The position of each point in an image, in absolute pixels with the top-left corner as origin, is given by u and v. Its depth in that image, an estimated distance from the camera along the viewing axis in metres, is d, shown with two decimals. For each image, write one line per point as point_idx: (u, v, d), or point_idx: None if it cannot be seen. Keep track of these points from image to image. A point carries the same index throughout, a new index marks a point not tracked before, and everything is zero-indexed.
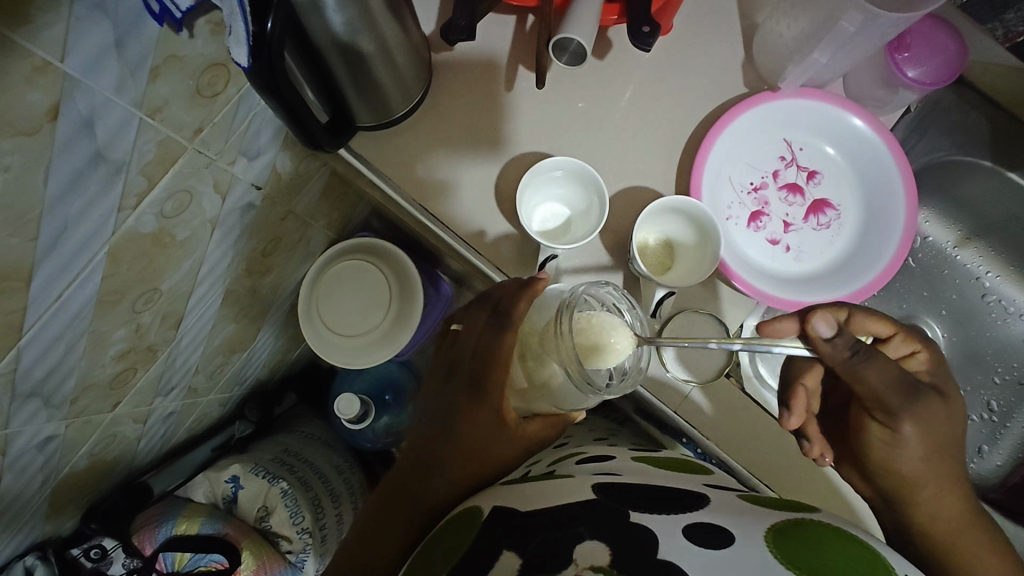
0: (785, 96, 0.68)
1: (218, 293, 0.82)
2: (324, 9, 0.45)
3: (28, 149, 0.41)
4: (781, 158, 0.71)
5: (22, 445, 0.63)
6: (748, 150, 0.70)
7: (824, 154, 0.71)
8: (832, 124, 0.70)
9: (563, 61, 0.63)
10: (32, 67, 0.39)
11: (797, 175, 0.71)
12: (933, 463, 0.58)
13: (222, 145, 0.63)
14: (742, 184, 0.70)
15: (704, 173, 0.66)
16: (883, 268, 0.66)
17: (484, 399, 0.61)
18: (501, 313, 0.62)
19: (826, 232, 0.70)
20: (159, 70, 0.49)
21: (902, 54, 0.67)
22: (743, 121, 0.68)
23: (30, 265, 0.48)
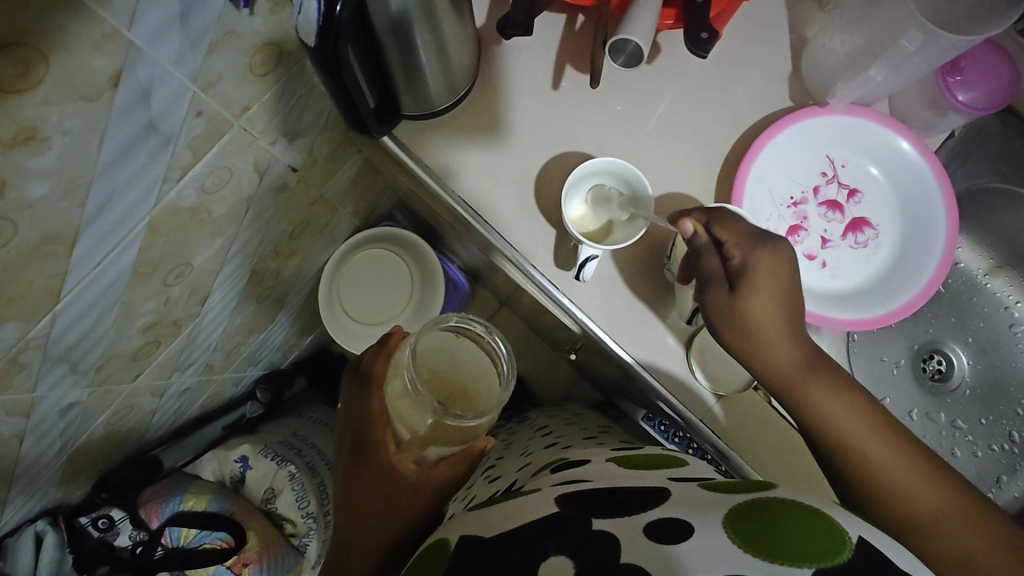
0: (832, 113, 0.68)
1: (243, 273, 0.82)
2: None
3: (86, 114, 0.42)
4: (823, 174, 0.70)
5: (46, 409, 0.64)
6: (791, 165, 0.69)
7: (866, 172, 0.70)
8: (877, 144, 0.69)
9: (618, 62, 0.62)
10: (102, 33, 0.39)
11: (838, 193, 0.70)
12: (748, 335, 0.58)
13: (265, 124, 0.63)
14: (782, 198, 0.69)
15: (746, 185, 0.66)
16: (918, 293, 0.66)
17: (373, 462, 0.61)
18: (362, 373, 0.65)
19: (863, 251, 0.69)
20: (218, 45, 0.49)
21: (955, 77, 0.67)
22: (788, 135, 0.68)
23: (74, 230, 0.48)
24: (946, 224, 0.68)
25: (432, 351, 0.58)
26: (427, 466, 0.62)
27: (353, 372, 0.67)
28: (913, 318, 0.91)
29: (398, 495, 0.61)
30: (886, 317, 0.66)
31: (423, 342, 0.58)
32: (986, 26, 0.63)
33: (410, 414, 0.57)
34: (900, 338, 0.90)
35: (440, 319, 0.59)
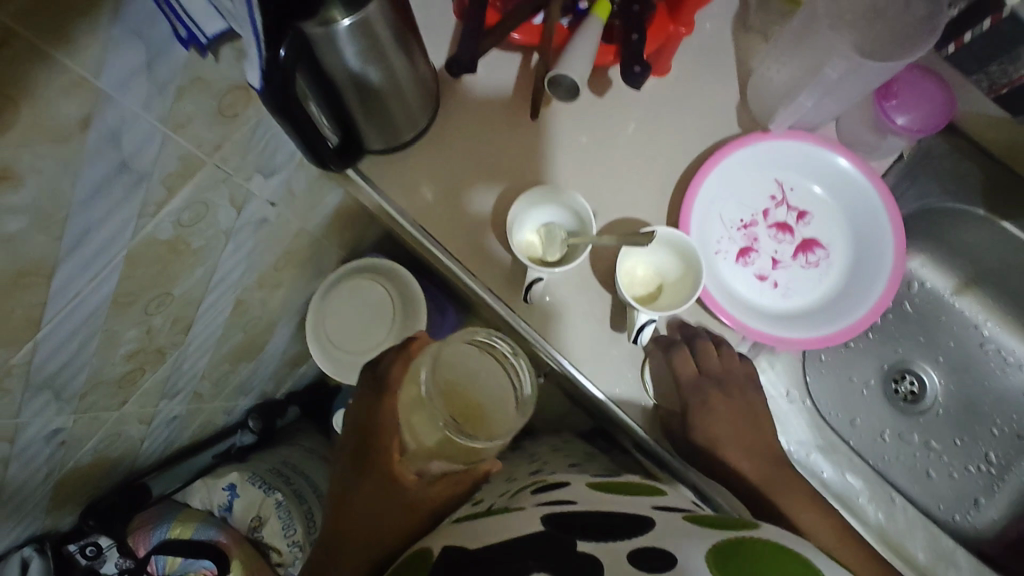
0: (774, 139, 0.70)
1: (228, 303, 0.85)
2: (339, 42, 0.48)
3: (61, 155, 0.46)
4: (772, 198, 0.71)
5: (32, 434, 0.67)
6: (740, 188, 0.71)
7: (813, 194, 0.72)
8: (821, 166, 0.71)
9: (558, 97, 0.59)
10: (71, 82, 0.43)
11: (787, 215, 0.71)
12: (720, 427, 0.67)
13: (239, 162, 0.66)
14: (732, 221, 0.71)
15: (694, 208, 0.68)
16: (869, 308, 0.67)
17: (374, 471, 0.60)
18: (378, 374, 0.64)
19: (814, 271, 0.70)
20: (186, 90, 0.53)
21: (891, 101, 0.68)
22: (733, 161, 0.70)
23: (53, 262, 0.52)
24: (895, 239, 0.68)
25: (455, 361, 0.58)
26: (429, 478, 0.59)
27: (366, 372, 0.66)
28: (882, 336, 0.91)
29: (391, 511, 0.58)
30: (838, 334, 0.67)
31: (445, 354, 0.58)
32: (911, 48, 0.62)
33: (424, 427, 0.58)
34: (870, 360, 0.90)
35: (467, 334, 0.60)
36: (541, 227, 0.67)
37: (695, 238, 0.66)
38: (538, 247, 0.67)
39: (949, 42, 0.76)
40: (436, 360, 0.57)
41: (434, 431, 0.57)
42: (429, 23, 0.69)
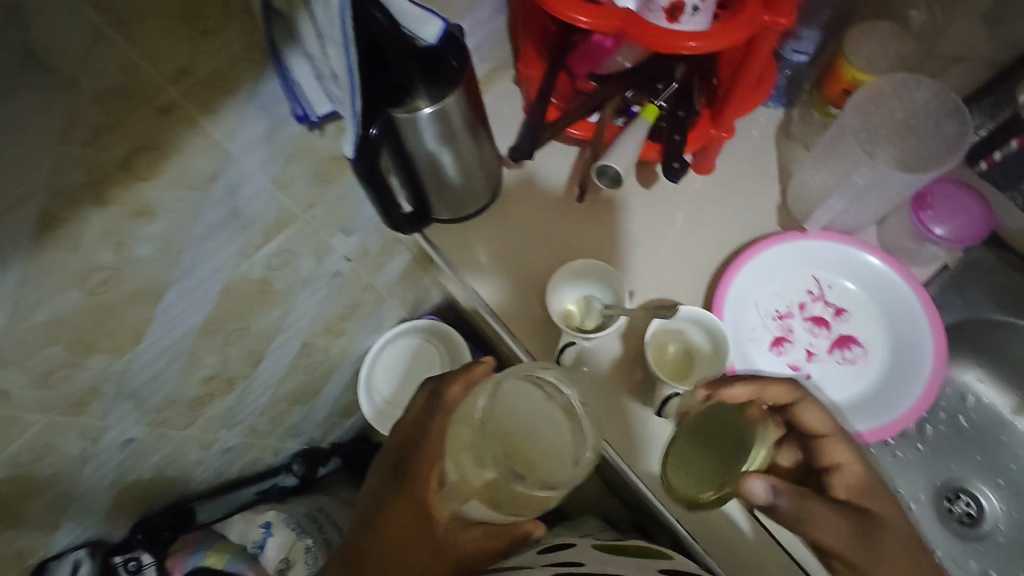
0: (808, 239, 0.73)
1: (295, 345, 0.94)
2: (421, 128, 0.57)
3: (189, 199, 0.57)
4: (809, 292, 0.73)
5: (111, 437, 0.77)
6: (777, 280, 0.73)
7: (850, 292, 0.73)
8: (858, 266, 0.72)
9: (602, 183, 0.67)
10: (209, 143, 0.54)
11: (824, 310, 0.72)
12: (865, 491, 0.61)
13: (326, 221, 0.77)
14: (767, 310, 0.72)
15: (727, 295, 0.70)
16: (906, 410, 0.66)
17: (411, 494, 0.60)
18: (431, 395, 0.64)
19: (851, 368, 0.70)
20: (293, 157, 0.64)
21: (927, 211, 0.71)
22: (769, 255, 0.73)
23: (163, 286, 0.62)
24: (934, 333, 0.68)
25: (514, 403, 0.53)
26: (462, 522, 0.58)
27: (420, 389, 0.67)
28: (937, 450, 0.85)
29: (421, 536, 0.58)
30: (873, 433, 0.67)
31: (507, 393, 0.54)
32: (940, 163, 0.68)
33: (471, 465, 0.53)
34: (922, 475, 0.84)
35: (524, 369, 0.55)
36: (580, 296, 0.72)
37: (725, 322, 0.69)
38: (577, 314, 0.71)
39: (981, 159, 0.76)
40: (495, 399, 0.53)
41: (483, 475, 0.51)
42: (498, 109, 0.77)
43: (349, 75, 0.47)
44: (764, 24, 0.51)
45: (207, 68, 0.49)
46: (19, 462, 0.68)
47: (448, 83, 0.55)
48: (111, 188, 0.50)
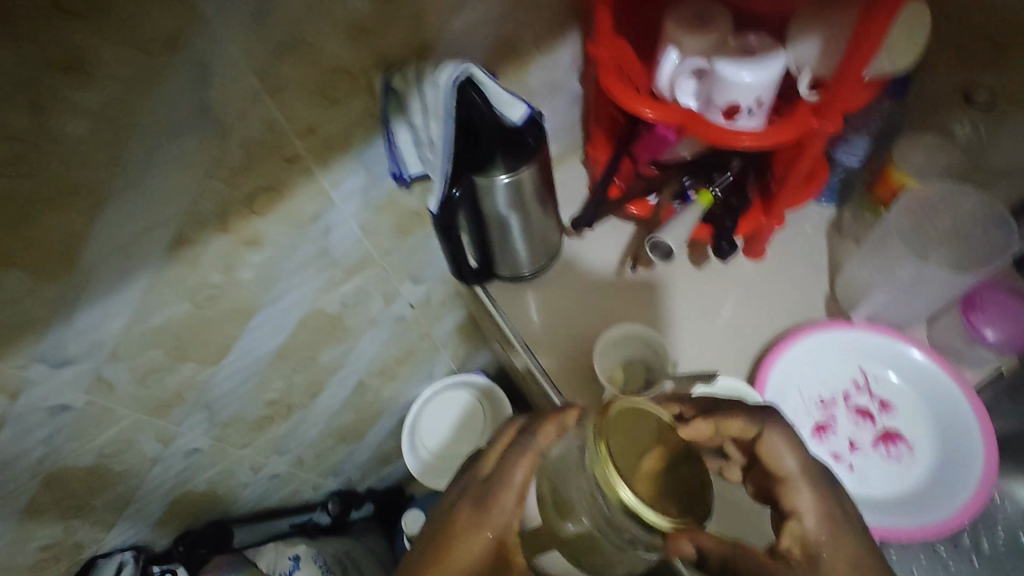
0: (856, 330, 0.74)
1: (352, 383, 1.00)
2: (495, 195, 0.64)
3: (292, 235, 0.66)
4: (854, 382, 0.73)
5: (180, 443, 0.84)
6: (822, 367, 0.74)
7: (896, 387, 0.73)
8: (905, 362, 0.73)
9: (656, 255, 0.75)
10: (317, 190, 0.64)
11: (869, 401, 0.73)
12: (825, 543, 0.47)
13: (400, 269, 0.84)
14: (810, 396, 0.73)
15: (771, 376, 0.72)
16: (955, 513, 0.65)
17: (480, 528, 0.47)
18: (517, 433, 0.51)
19: (895, 463, 0.69)
20: (382, 209, 0.73)
21: (978, 314, 0.72)
22: (815, 341, 0.74)
23: (254, 307, 0.71)
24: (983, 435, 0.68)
25: (621, 430, 0.39)
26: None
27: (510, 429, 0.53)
28: None
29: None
30: (920, 532, 0.65)
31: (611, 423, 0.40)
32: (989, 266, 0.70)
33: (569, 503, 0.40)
34: None
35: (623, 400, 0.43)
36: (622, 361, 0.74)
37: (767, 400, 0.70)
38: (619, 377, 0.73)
39: None
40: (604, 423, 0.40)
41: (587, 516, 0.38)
42: (564, 186, 0.85)
43: (445, 134, 0.57)
44: (811, 128, 0.55)
45: (329, 130, 0.59)
46: (103, 453, 0.76)
47: (524, 159, 0.63)
48: (234, 218, 0.60)
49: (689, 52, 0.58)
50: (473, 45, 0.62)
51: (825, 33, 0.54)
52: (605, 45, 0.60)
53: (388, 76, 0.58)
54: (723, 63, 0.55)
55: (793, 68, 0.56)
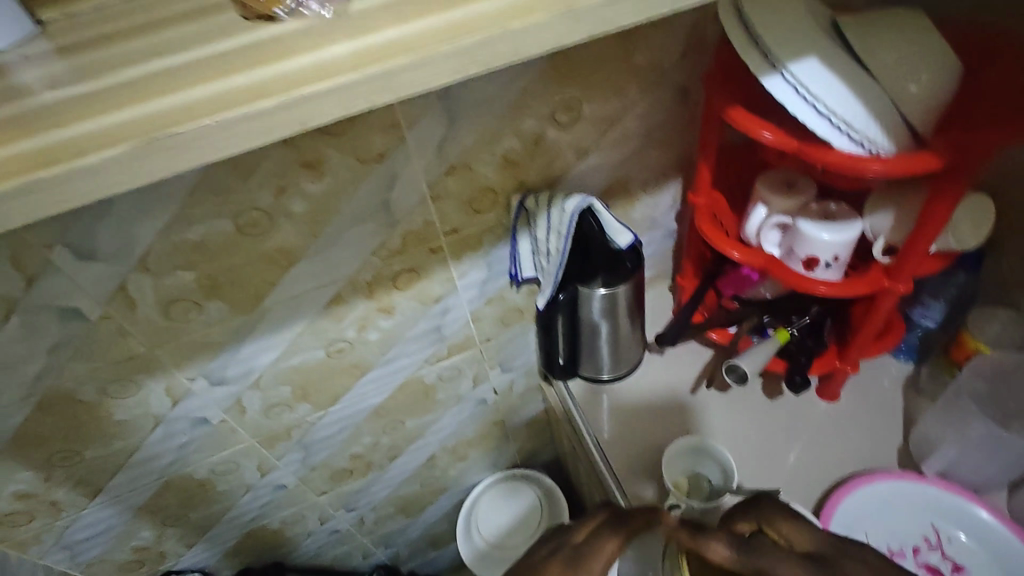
0: (929, 484, 0.74)
1: (425, 454, 1.08)
2: (593, 301, 0.75)
3: (416, 309, 0.79)
4: (925, 538, 0.72)
5: (274, 476, 0.94)
6: (891, 516, 0.74)
7: (972, 552, 0.71)
8: (985, 527, 0.71)
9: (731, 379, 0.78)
10: (446, 276, 0.77)
11: (940, 561, 0.71)
12: None
13: (493, 355, 0.95)
14: (877, 543, 0.72)
15: (838, 514, 0.73)
16: None
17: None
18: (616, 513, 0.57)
19: None
20: (491, 301, 0.85)
21: None
22: (886, 489, 0.75)
23: (369, 365, 0.83)
24: None
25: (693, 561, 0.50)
26: None
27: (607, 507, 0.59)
28: None
29: None
30: None
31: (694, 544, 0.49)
32: None
33: None
34: None
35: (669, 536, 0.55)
36: (690, 475, 0.77)
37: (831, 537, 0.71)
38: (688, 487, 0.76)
39: None
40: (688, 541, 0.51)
41: None
42: (653, 308, 0.96)
43: (563, 252, 0.68)
44: (883, 286, 0.63)
45: (467, 232, 0.74)
46: (214, 470, 0.88)
47: (622, 277, 0.73)
48: (378, 289, 0.74)
49: (775, 208, 0.67)
50: (591, 182, 0.76)
51: (896, 208, 0.62)
52: (703, 194, 0.71)
53: (524, 197, 0.72)
54: (805, 222, 0.64)
55: (868, 233, 0.65)
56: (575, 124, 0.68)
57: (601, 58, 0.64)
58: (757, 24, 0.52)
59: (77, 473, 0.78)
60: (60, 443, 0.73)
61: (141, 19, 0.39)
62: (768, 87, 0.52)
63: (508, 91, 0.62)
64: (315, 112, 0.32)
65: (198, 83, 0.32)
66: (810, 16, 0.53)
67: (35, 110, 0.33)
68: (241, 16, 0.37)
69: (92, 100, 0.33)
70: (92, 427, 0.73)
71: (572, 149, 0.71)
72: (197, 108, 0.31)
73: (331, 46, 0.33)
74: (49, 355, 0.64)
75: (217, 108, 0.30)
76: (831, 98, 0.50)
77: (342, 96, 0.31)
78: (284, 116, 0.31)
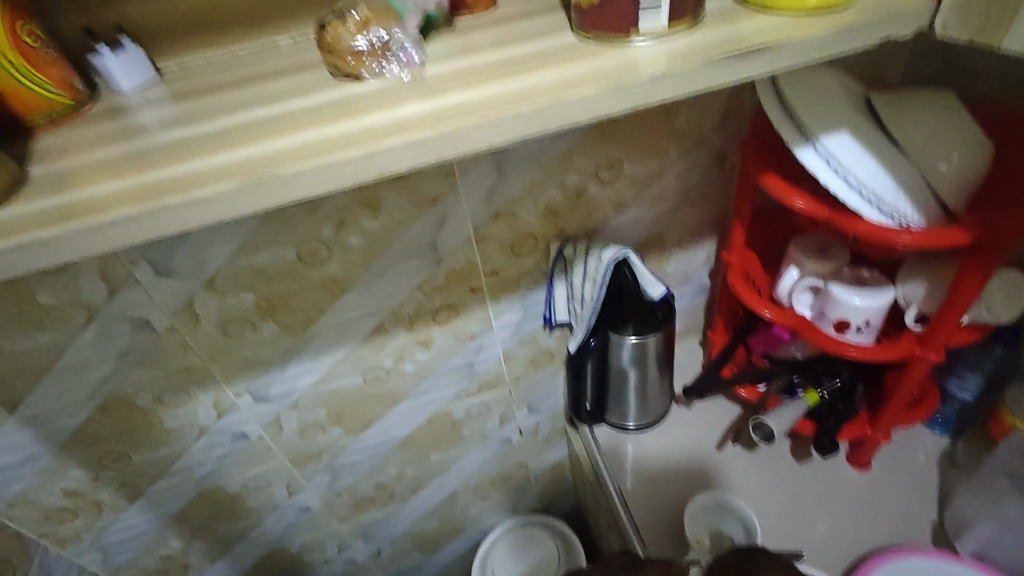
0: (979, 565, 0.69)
1: (448, 490, 1.09)
2: (623, 347, 0.77)
3: (452, 343, 0.82)
4: None
5: (301, 497, 0.97)
6: None
7: None
8: None
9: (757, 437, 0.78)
10: (482, 315, 0.81)
11: None
12: None
13: (521, 395, 0.97)
14: None
15: None
16: None
17: None
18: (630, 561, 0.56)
19: None
20: (524, 342, 0.88)
21: None
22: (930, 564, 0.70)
23: (402, 394, 0.87)
24: None
25: None
26: None
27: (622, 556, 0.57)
28: None
29: None
30: None
31: None
32: None
33: None
34: None
35: None
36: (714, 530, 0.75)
37: None
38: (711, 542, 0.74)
39: None
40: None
41: None
42: (683, 361, 0.97)
43: (597, 297, 0.71)
44: (914, 354, 0.63)
45: (506, 274, 0.77)
46: (246, 485, 0.91)
47: (653, 327, 0.75)
48: (418, 321, 0.78)
49: (808, 271, 0.69)
50: (628, 235, 0.79)
51: (928, 279, 0.63)
52: (737, 252, 0.74)
53: (563, 245, 0.76)
54: (836, 286, 0.66)
55: (902, 301, 0.65)
56: (615, 180, 0.72)
57: (642, 121, 0.68)
58: (790, 100, 0.55)
59: (123, 476, 0.82)
60: (113, 445, 0.78)
61: (244, 74, 0.46)
62: (800, 157, 0.54)
63: (555, 147, 0.67)
64: (392, 163, 0.36)
65: (295, 133, 0.38)
66: (841, 97, 0.57)
67: (156, 149, 0.39)
68: (331, 75, 0.43)
69: (203, 142, 0.38)
70: (144, 432, 0.78)
71: (612, 203, 0.75)
72: (295, 154, 0.36)
73: (408, 107, 0.38)
74: (117, 360, 0.69)
75: (313, 155, 0.35)
76: (861, 170, 0.53)
77: (416, 150, 0.36)
78: (366, 164, 0.36)
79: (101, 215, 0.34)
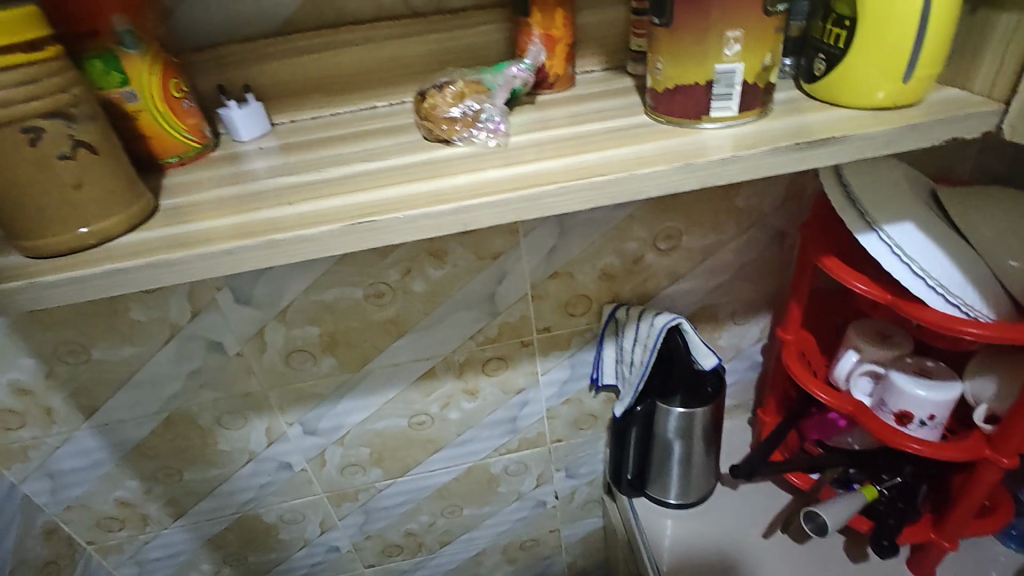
0: None
1: (476, 548, 1.06)
2: (670, 418, 0.76)
3: (497, 395, 0.84)
4: None
5: (332, 536, 0.97)
6: None
7: None
8: None
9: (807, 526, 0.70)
10: (530, 370, 0.82)
11: None
12: None
13: (560, 457, 0.96)
14: None
15: None
16: None
17: None
18: None
19: None
20: (568, 402, 0.88)
21: None
22: None
23: (443, 441, 0.88)
24: None
25: None
26: None
27: None
28: None
29: None
30: None
31: None
32: None
33: None
34: None
35: None
36: None
37: None
38: None
39: None
40: None
41: None
42: (730, 439, 0.94)
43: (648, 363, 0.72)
44: (984, 456, 0.59)
45: (558, 332, 0.79)
46: (282, 517, 0.92)
47: (702, 401, 0.75)
48: (468, 370, 0.80)
49: (868, 356, 0.68)
50: (681, 305, 0.80)
51: (1000, 378, 0.61)
52: (794, 331, 0.73)
53: (615, 307, 0.77)
54: (899, 376, 0.64)
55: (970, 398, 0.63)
56: (672, 250, 0.74)
57: (702, 197, 0.71)
58: (854, 186, 0.56)
59: (172, 492, 0.85)
60: (169, 460, 0.81)
61: (345, 132, 0.52)
62: (862, 242, 0.55)
63: (616, 215, 0.70)
64: (474, 219, 0.40)
65: (388, 186, 0.42)
66: (905, 187, 0.57)
67: (266, 191, 0.44)
68: (423, 137, 0.48)
69: (306, 189, 0.43)
70: (199, 451, 0.81)
71: (667, 272, 0.76)
72: (389, 204, 0.40)
73: (490, 170, 0.42)
74: (187, 379, 0.74)
75: (404, 207, 0.39)
76: (926, 260, 0.53)
77: (496, 209, 0.39)
78: (451, 219, 0.40)
79: (221, 245, 0.38)
